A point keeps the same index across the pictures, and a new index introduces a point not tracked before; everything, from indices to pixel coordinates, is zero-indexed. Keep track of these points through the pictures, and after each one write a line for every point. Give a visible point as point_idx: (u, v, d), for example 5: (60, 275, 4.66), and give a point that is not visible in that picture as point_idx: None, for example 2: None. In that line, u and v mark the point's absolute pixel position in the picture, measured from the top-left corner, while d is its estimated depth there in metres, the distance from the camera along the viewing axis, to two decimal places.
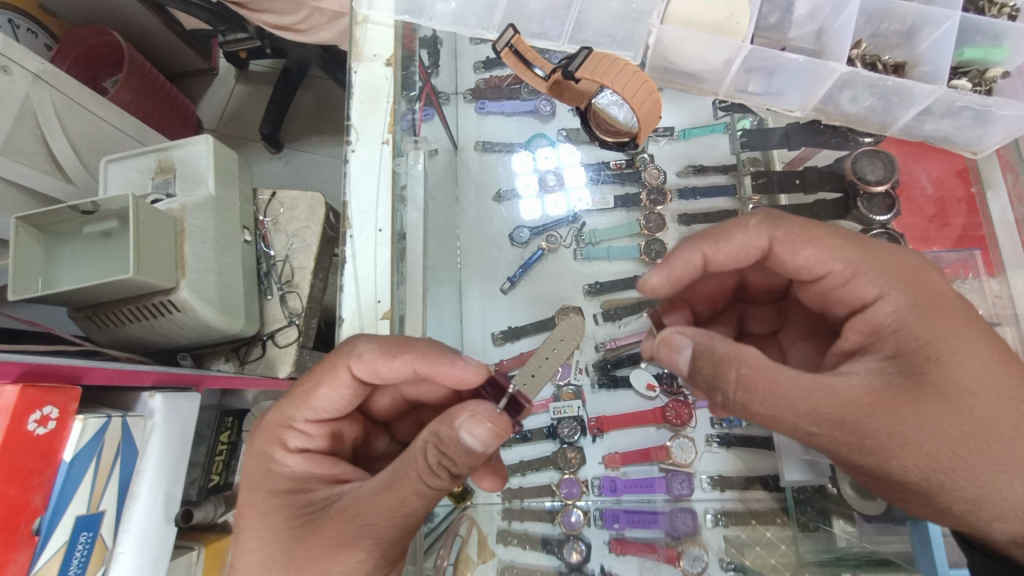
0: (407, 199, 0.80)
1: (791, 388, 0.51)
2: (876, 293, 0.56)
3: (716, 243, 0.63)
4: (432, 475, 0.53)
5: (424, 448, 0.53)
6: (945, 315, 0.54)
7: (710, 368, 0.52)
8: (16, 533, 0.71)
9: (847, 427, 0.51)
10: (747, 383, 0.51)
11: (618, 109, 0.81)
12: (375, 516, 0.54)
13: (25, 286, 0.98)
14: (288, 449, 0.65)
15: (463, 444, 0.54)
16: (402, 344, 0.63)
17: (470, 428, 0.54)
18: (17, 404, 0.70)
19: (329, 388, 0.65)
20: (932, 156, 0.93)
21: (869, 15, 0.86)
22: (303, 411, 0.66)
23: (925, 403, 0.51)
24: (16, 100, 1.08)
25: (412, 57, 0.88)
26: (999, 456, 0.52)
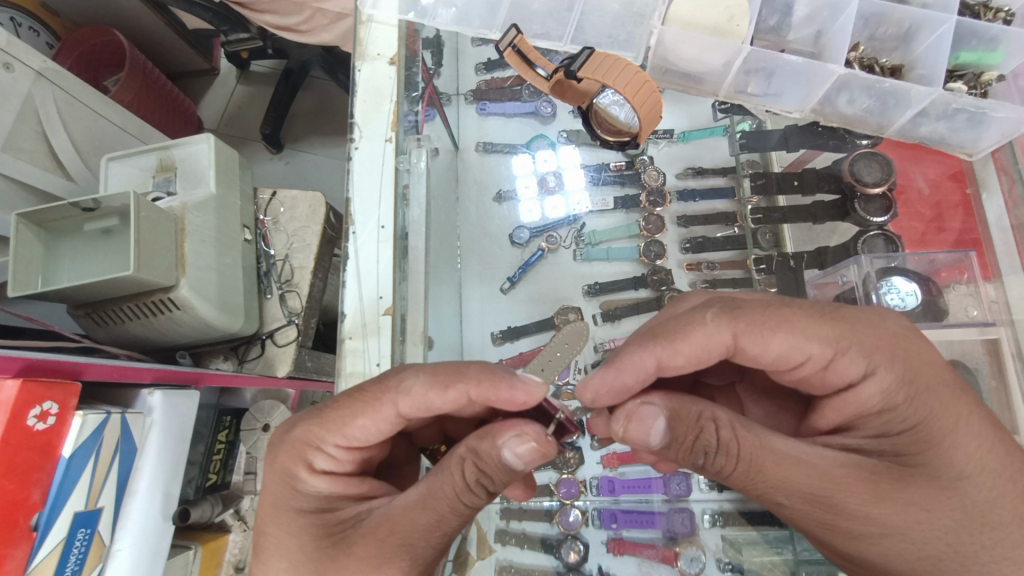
0: (410, 198, 0.81)
1: (765, 456, 0.52)
2: (859, 377, 0.55)
3: (671, 340, 0.57)
4: (469, 492, 0.54)
5: (462, 464, 0.54)
6: (938, 395, 0.53)
7: (691, 435, 0.54)
8: (14, 528, 0.71)
9: (822, 503, 0.51)
10: (729, 447, 0.53)
11: (620, 108, 0.82)
12: (411, 534, 0.53)
13: (25, 283, 0.98)
14: (314, 469, 0.60)
15: (504, 463, 0.54)
16: (455, 375, 0.58)
17: (513, 448, 0.54)
18: (17, 399, 0.70)
19: (368, 420, 0.58)
20: (931, 156, 0.94)
21: (866, 19, 0.87)
22: (335, 436, 0.60)
23: (913, 490, 0.51)
24: (18, 97, 1.09)
25: (414, 58, 0.89)
26: (993, 545, 0.50)
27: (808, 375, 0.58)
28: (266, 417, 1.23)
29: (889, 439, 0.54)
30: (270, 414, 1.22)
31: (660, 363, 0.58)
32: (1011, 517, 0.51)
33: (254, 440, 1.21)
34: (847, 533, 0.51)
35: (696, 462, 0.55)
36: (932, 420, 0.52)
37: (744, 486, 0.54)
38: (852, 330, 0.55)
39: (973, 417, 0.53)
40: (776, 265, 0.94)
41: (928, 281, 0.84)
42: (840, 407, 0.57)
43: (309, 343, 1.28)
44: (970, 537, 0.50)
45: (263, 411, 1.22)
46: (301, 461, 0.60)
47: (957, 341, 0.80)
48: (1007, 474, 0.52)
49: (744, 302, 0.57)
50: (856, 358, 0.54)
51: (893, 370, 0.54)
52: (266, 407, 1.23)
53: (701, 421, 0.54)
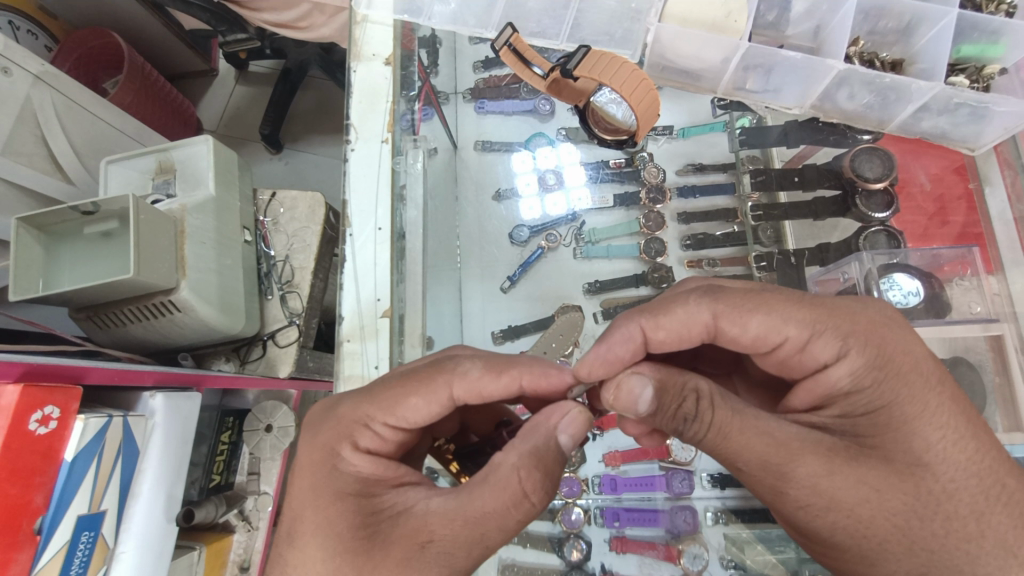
0: (407, 198, 0.80)
1: (728, 424, 0.51)
2: (831, 359, 0.55)
3: (657, 317, 0.59)
4: (526, 503, 0.51)
5: (518, 471, 0.51)
6: (907, 381, 0.52)
7: (675, 404, 0.54)
8: (18, 532, 0.71)
9: (774, 470, 0.51)
10: (705, 416, 0.52)
11: (617, 107, 0.82)
12: (451, 544, 0.50)
13: (26, 287, 0.98)
14: (355, 447, 0.58)
15: (560, 450, 0.54)
16: (509, 362, 0.59)
17: (568, 430, 0.55)
18: (18, 404, 0.70)
19: (422, 399, 0.58)
20: (932, 151, 0.93)
21: (866, 13, 0.86)
22: (387, 414, 0.59)
23: (868, 470, 0.50)
24: (16, 101, 1.08)
25: (411, 56, 0.87)
26: (944, 533, 0.49)
27: (786, 357, 0.57)
28: (269, 417, 1.23)
29: (853, 420, 0.54)
30: (273, 415, 1.22)
31: (645, 332, 0.59)
32: (968, 510, 0.50)
33: (257, 440, 1.21)
34: (794, 502, 0.51)
35: (678, 428, 0.54)
36: (897, 405, 0.52)
37: (708, 454, 0.54)
38: (827, 315, 0.55)
39: (941, 408, 0.52)
40: (777, 262, 0.93)
41: (930, 277, 0.83)
42: (811, 388, 0.56)
43: (311, 343, 1.28)
44: (921, 522, 0.49)
45: (266, 411, 1.22)
46: (345, 440, 0.58)
47: (959, 336, 0.79)
48: (970, 469, 0.51)
49: (727, 287, 0.59)
50: (832, 339, 0.54)
51: (868, 351, 0.53)
52: (269, 407, 1.23)
53: (685, 391, 0.54)
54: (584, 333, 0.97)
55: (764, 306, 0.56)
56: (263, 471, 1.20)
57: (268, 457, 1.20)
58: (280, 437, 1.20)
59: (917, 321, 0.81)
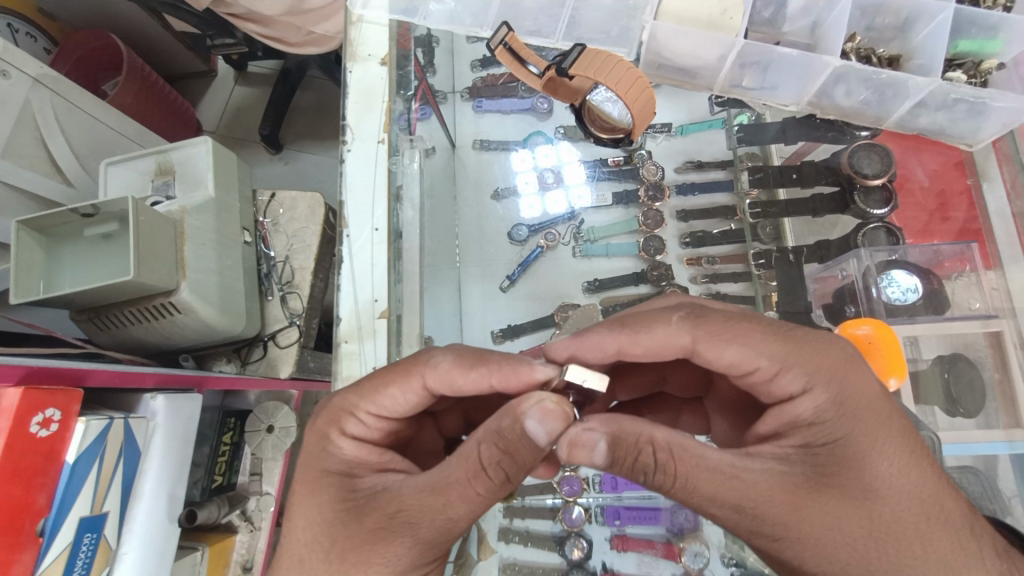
0: (404, 198, 0.80)
1: (694, 471, 0.49)
2: (799, 391, 0.54)
3: (637, 334, 0.58)
4: (484, 476, 0.49)
5: (479, 447, 0.50)
6: (861, 415, 0.52)
7: (630, 459, 0.50)
8: (20, 533, 0.71)
9: (748, 512, 0.49)
10: (667, 467, 0.49)
11: (613, 106, 0.82)
12: (417, 514, 0.50)
13: (27, 289, 0.98)
14: (343, 432, 0.59)
15: (528, 437, 0.49)
16: (482, 357, 0.58)
17: (540, 420, 0.49)
18: (20, 406, 0.71)
19: (399, 390, 0.59)
20: (931, 148, 0.93)
21: (864, 9, 0.86)
22: (369, 403, 0.60)
23: (828, 499, 0.49)
24: (16, 103, 1.08)
25: (407, 56, 0.88)
26: (901, 558, 0.47)
27: (755, 387, 0.57)
28: (270, 417, 1.22)
29: (813, 450, 0.52)
30: (273, 415, 1.22)
31: (622, 349, 0.59)
32: (915, 532, 0.48)
33: (258, 441, 1.21)
34: (769, 539, 0.49)
35: (636, 480, 0.51)
36: (851, 433, 0.51)
37: (675, 495, 0.50)
38: (784, 352, 0.55)
39: (892, 436, 0.51)
40: (775, 260, 0.93)
41: (928, 273, 0.83)
42: (776, 417, 0.55)
43: (311, 343, 1.28)
44: (880, 551, 0.48)
45: (267, 411, 1.22)
46: (331, 427, 0.60)
47: (959, 333, 0.79)
48: (918, 494, 0.49)
49: (708, 310, 0.58)
50: (800, 370, 0.54)
51: (826, 381, 0.53)
52: (269, 407, 1.23)
53: (639, 443, 0.50)
54: None
55: (733, 329, 0.56)
56: (263, 471, 1.20)
57: (270, 458, 1.20)
58: (280, 437, 1.20)
59: (917, 317, 0.81)
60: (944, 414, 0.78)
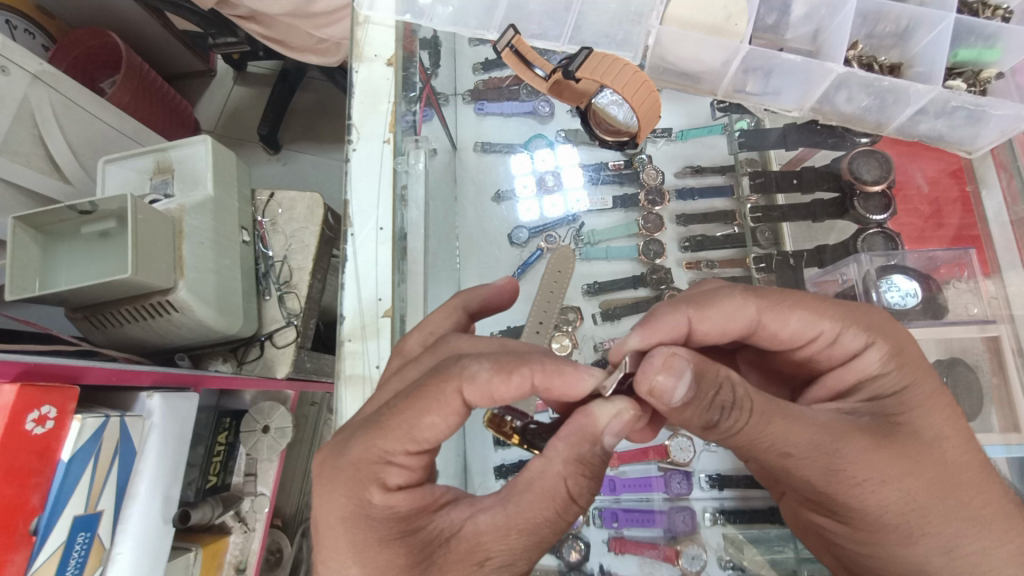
0: (408, 199, 0.80)
1: (779, 408, 0.50)
2: (860, 348, 0.58)
3: (703, 308, 0.58)
4: (574, 505, 0.52)
5: (564, 481, 0.51)
6: (920, 369, 0.56)
7: (710, 393, 0.49)
8: (14, 532, 0.70)
9: (827, 449, 0.50)
10: (745, 403, 0.49)
11: (618, 108, 0.82)
12: (510, 556, 0.51)
13: (22, 286, 0.97)
14: (386, 489, 0.52)
15: (605, 453, 0.52)
16: (518, 359, 0.52)
17: (616, 432, 0.52)
18: (14, 404, 0.70)
19: (439, 416, 0.51)
20: (928, 154, 0.95)
21: (864, 17, 0.87)
22: (404, 441, 0.52)
23: (903, 442, 0.51)
24: (14, 100, 1.08)
25: (412, 58, 0.88)
26: (966, 504, 0.51)
27: (814, 353, 0.60)
28: (266, 418, 1.22)
29: (881, 401, 0.56)
30: (270, 415, 1.21)
31: (692, 324, 0.58)
32: (978, 481, 0.53)
33: (254, 441, 1.20)
34: (850, 480, 0.49)
35: (710, 420, 0.50)
36: (913, 385, 0.55)
37: (752, 442, 0.50)
38: (836, 317, 0.58)
39: (943, 392, 0.56)
40: (776, 264, 0.94)
41: (927, 278, 0.84)
42: (842, 375, 0.59)
43: (309, 344, 1.28)
44: (949, 494, 0.51)
45: (263, 411, 1.21)
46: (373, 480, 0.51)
47: (956, 338, 0.80)
48: (972, 444, 0.54)
49: (763, 286, 0.60)
50: (860, 329, 0.58)
51: (882, 338, 0.58)
52: (266, 408, 1.22)
53: (719, 379, 0.50)
54: (584, 334, 0.98)
55: (797, 297, 0.59)
56: (258, 472, 1.19)
57: (265, 459, 1.19)
58: (276, 437, 1.20)
59: (914, 322, 0.81)
60: None
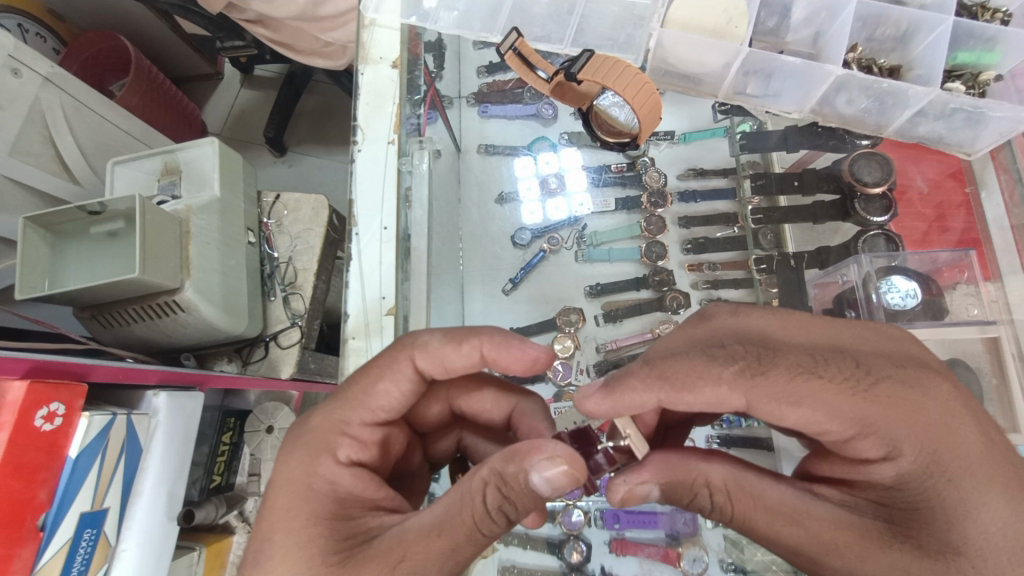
0: (412, 200, 0.81)
1: (758, 514, 0.53)
2: (879, 457, 0.50)
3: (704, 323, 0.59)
4: (487, 520, 0.50)
5: (484, 489, 0.50)
6: (954, 477, 0.48)
7: (685, 498, 0.55)
8: (21, 527, 0.71)
9: (809, 557, 0.51)
10: (723, 508, 0.54)
11: (620, 110, 0.83)
12: (423, 565, 0.48)
13: (31, 285, 0.98)
14: (336, 460, 0.57)
15: (530, 487, 0.49)
16: (469, 331, 0.60)
17: (543, 473, 0.48)
18: (24, 400, 0.71)
19: (390, 383, 0.60)
20: (931, 156, 0.94)
21: (864, 20, 0.88)
22: (359, 410, 0.60)
23: (899, 556, 0.47)
24: (25, 101, 1.09)
25: (416, 61, 0.90)
26: None
27: None
28: (270, 418, 1.23)
29: (889, 508, 0.50)
30: (273, 416, 1.23)
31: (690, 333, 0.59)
32: None
33: (257, 441, 1.22)
34: None
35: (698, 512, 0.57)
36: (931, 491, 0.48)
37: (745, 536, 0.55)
38: (885, 410, 0.49)
39: (991, 498, 0.47)
40: (776, 265, 0.95)
41: (928, 281, 0.84)
42: (848, 468, 0.53)
43: (313, 344, 1.29)
44: None
45: (267, 412, 1.22)
46: (324, 453, 0.57)
47: (957, 339, 0.80)
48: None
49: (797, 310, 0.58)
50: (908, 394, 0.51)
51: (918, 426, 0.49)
52: (269, 408, 1.23)
53: (695, 486, 0.55)
54: (585, 336, 0.99)
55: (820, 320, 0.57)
56: (263, 472, 1.21)
57: (268, 459, 1.21)
58: (280, 437, 1.21)
59: (914, 322, 0.81)
60: None
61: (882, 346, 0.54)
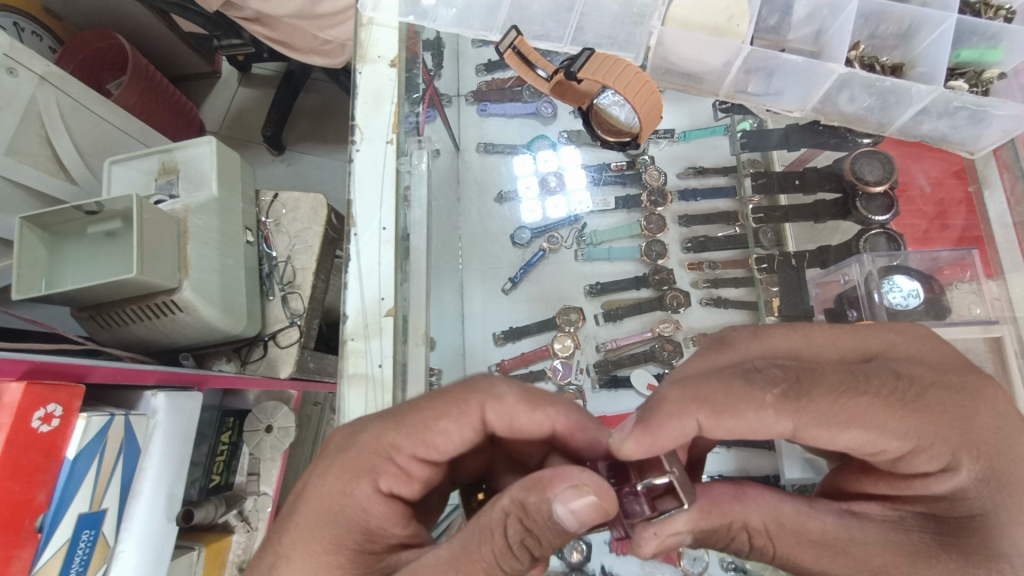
0: (411, 199, 0.81)
1: (801, 548, 0.54)
2: (935, 470, 0.51)
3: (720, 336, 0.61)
4: (509, 555, 0.48)
5: (505, 520, 0.48)
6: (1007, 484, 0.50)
7: (724, 542, 0.57)
8: (20, 529, 0.71)
9: None
10: (763, 548, 0.56)
11: (620, 108, 0.82)
12: None
13: (28, 286, 0.98)
14: (378, 493, 0.55)
15: (554, 519, 0.48)
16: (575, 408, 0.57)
17: (565, 503, 0.47)
18: (21, 401, 0.71)
19: (461, 433, 0.56)
20: (931, 155, 0.94)
21: (866, 17, 0.87)
22: (438, 468, 0.56)
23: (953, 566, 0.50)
24: (22, 101, 1.09)
25: (415, 59, 0.90)
26: None
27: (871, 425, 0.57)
28: (270, 417, 1.22)
29: (938, 519, 0.52)
30: (273, 415, 1.22)
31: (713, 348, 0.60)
32: None
33: (257, 440, 1.20)
34: None
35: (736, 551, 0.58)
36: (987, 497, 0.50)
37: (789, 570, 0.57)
38: (940, 423, 0.50)
39: None
40: (777, 264, 0.95)
41: (930, 279, 0.83)
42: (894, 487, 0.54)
43: (312, 344, 1.28)
44: None
45: (267, 411, 1.21)
46: (366, 479, 0.55)
47: (959, 338, 0.79)
48: None
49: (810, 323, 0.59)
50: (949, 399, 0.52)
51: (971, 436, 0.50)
52: (269, 408, 1.23)
53: (733, 531, 0.56)
54: (585, 335, 0.99)
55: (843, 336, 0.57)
56: (262, 471, 1.20)
57: (267, 458, 1.19)
58: (279, 436, 1.20)
59: (916, 323, 0.81)
60: None
61: (925, 353, 0.56)
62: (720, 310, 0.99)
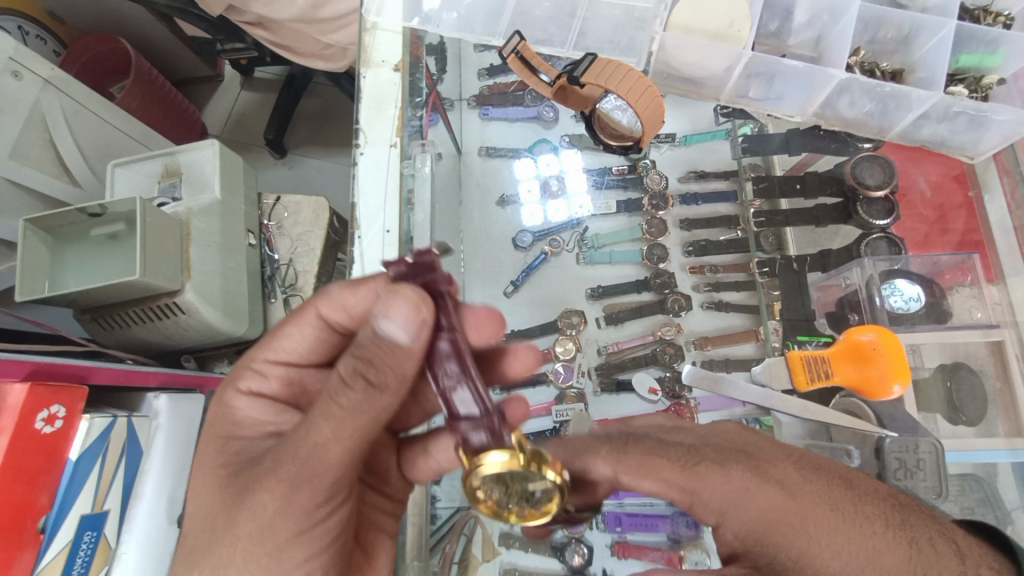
0: (415, 202, 0.80)
1: None
2: None
3: None
4: (356, 401, 0.46)
5: (349, 369, 0.46)
6: None
7: None
8: (22, 530, 0.71)
9: None
10: None
11: (622, 113, 0.83)
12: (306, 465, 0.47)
13: (31, 288, 0.98)
14: (240, 390, 0.59)
15: (388, 343, 0.44)
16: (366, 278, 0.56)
17: (389, 319, 0.43)
18: (24, 404, 0.71)
19: (294, 328, 0.60)
20: (932, 159, 0.94)
21: (866, 23, 0.88)
22: (263, 350, 0.61)
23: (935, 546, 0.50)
24: (26, 104, 1.09)
25: (418, 64, 0.89)
26: None
27: None
28: None
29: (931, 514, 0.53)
30: None
31: None
32: None
33: None
34: None
35: None
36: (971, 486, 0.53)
37: None
38: None
39: None
40: (779, 268, 0.95)
41: (930, 283, 0.84)
42: None
43: None
44: None
45: None
46: (229, 385, 0.59)
47: (959, 342, 0.80)
48: None
49: None
50: None
51: None
52: None
53: None
54: (587, 339, 0.98)
55: None
56: None
57: None
58: None
59: (915, 326, 0.82)
60: (947, 422, 0.79)
61: None
62: (722, 313, 0.98)
